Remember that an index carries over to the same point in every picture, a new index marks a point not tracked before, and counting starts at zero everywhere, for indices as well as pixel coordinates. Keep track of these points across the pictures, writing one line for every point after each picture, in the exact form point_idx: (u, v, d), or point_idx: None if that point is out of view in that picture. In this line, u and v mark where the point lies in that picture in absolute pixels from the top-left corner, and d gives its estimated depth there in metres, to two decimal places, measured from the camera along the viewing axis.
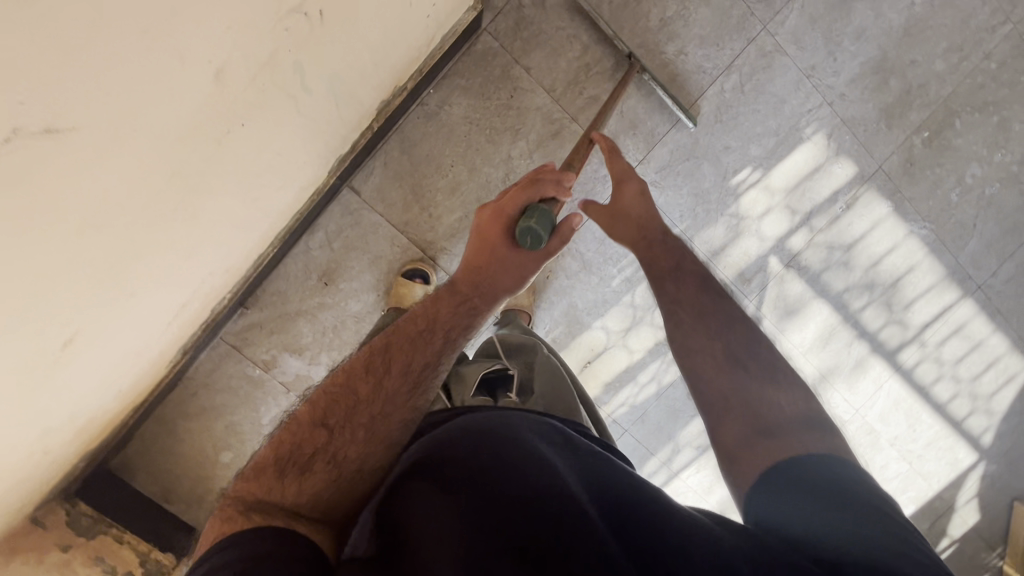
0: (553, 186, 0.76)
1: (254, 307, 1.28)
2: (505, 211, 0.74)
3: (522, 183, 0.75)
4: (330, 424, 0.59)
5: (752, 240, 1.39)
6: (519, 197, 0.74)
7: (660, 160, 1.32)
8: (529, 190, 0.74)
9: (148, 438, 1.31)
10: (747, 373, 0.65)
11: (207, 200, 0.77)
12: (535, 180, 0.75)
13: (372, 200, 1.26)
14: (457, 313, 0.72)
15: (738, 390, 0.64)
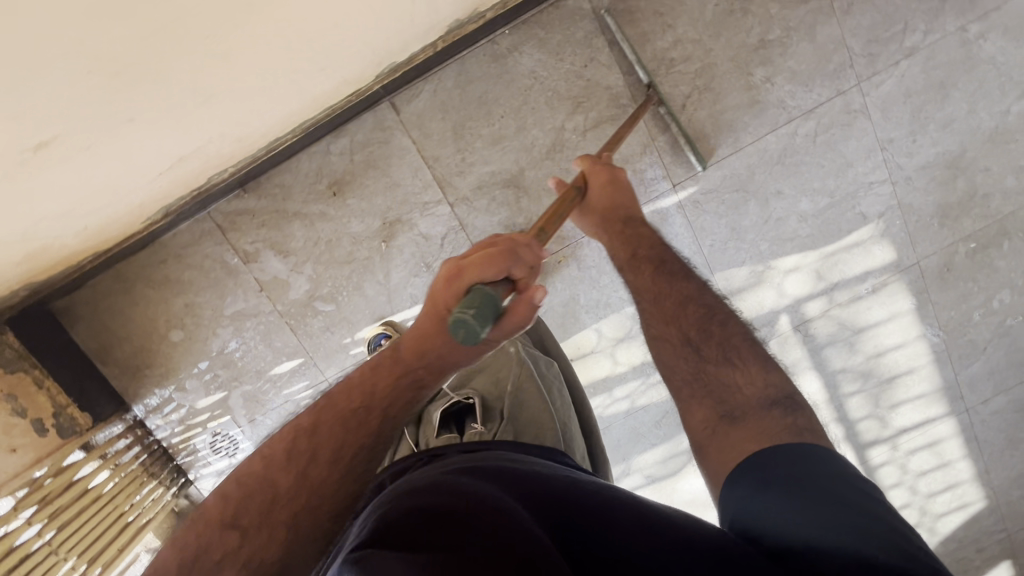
0: (525, 260, 0.58)
1: (253, 193, 1.19)
2: (461, 278, 0.56)
3: (493, 250, 0.57)
4: (244, 522, 0.55)
5: (771, 293, 1.34)
6: (479, 270, 0.55)
7: (710, 182, 1.25)
8: (493, 263, 0.56)
9: (101, 292, 1.22)
10: (738, 427, 0.58)
11: (245, 45, 0.70)
12: (506, 250, 0.57)
13: (409, 124, 1.18)
14: (400, 389, 0.61)
15: (724, 442, 0.58)
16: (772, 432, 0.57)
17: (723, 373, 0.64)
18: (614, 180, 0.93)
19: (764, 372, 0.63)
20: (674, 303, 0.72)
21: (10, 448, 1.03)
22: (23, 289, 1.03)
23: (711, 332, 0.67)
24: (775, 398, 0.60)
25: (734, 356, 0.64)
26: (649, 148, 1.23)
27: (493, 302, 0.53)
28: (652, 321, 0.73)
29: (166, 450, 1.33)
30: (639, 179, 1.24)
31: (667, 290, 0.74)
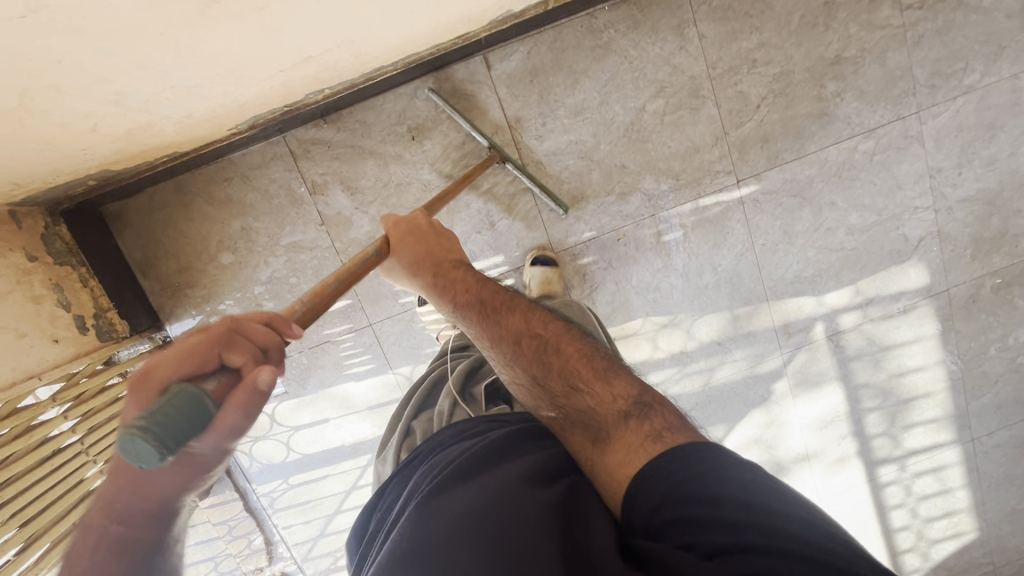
0: (252, 338, 0.38)
1: (332, 124, 1.19)
2: (148, 382, 0.34)
3: (200, 334, 0.36)
4: None
5: (811, 300, 1.39)
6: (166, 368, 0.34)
7: (770, 183, 1.31)
8: (193, 350, 0.35)
9: (157, 202, 1.19)
10: (609, 452, 0.57)
11: None
12: (218, 333, 0.37)
13: (498, 81, 1.20)
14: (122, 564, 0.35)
15: (602, 468, 0.58)
16: (637, 443, 0.55)
17: (589, 403, 0.60)
18: (418, 229, 0.78)
19: (609, 385, 0.62)
20: (511, 319, 0.69)
21: (53, 339, 0.97)
22: (92, 178, 0.99)
23: (551, 366, 0.64)
24: (626, 410, 0.58)
25: (577, 382, 0.62)
26: (720, 142, 1.27)
27: (204, 405, 0.33)
28: (501, 360, 0.68)
29: None
30: (706, 170, 1.28)
31: (507, 324, 0.69)
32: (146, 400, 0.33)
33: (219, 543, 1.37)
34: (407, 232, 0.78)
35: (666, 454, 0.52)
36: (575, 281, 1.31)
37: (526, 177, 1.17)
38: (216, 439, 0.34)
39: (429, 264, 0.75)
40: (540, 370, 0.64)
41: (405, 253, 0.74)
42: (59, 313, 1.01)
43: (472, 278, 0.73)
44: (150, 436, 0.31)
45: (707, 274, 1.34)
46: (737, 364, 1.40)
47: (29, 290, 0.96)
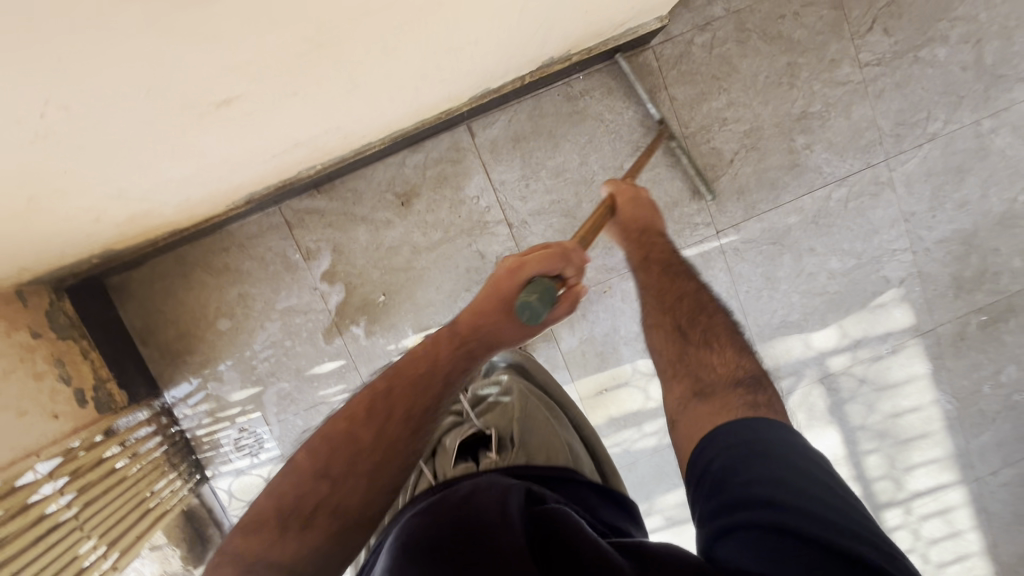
0: (575, 262, 0.65)
1: (325, 194, 1.25)
2: (522, 271, 0.63)
3: (553, 249, 0.64)
4: (326, 475, 0.58)
5: (799, 344, 1.41)
6: (535, 263, 0.63)
7: (749, 233, 1.35)
8: (550, 258, 0.63)
9: (158, 273, 1.24)
10: (704, 402, 0.63)
11: (417, 56, 0.73)
12: (562, 254, 0.64)
13: (482, 148, 1.26)
14: (456, 360, 0.66)
15: (692, 418, 0.63)
16: (734, 405, 0.61)
17: (718, 357, 0.68)
18: (642, 202, 0.95)
19: (738, 357, 0.68)
20: (674, 283, 0.80)
21: (52, 414, 1.00)
22: (95, 257, 1.04)
23: (698, 320, 0.73)
24: (739, 379, 0.64)
25: (714, 341, 0.70)
26: (697, 195, 1.32)
27: (550, 297, 0.60)
28: (651, 310, 0.78)
29: (189, 442, 1.30)
30: (685, 223, 1.33)
31: (665, 289, 0.80)
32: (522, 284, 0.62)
33: None
34: (629, 198, 0.95)
35: (748, 421, 0.58)
36: (563, 333, 1.35)
37: (692, 157, 1.25)
38: (554, 319, 0.65)
39: (635, 225, 0.93)
40: (684, 315, 0.74)
41: (619, 216, 0.93)
42: (61, 388, 1.04)
43: (664, 249, 0.87)
44: (534, 300, 0.59)
45: None
46: None
47: (31, 367, 1.00)
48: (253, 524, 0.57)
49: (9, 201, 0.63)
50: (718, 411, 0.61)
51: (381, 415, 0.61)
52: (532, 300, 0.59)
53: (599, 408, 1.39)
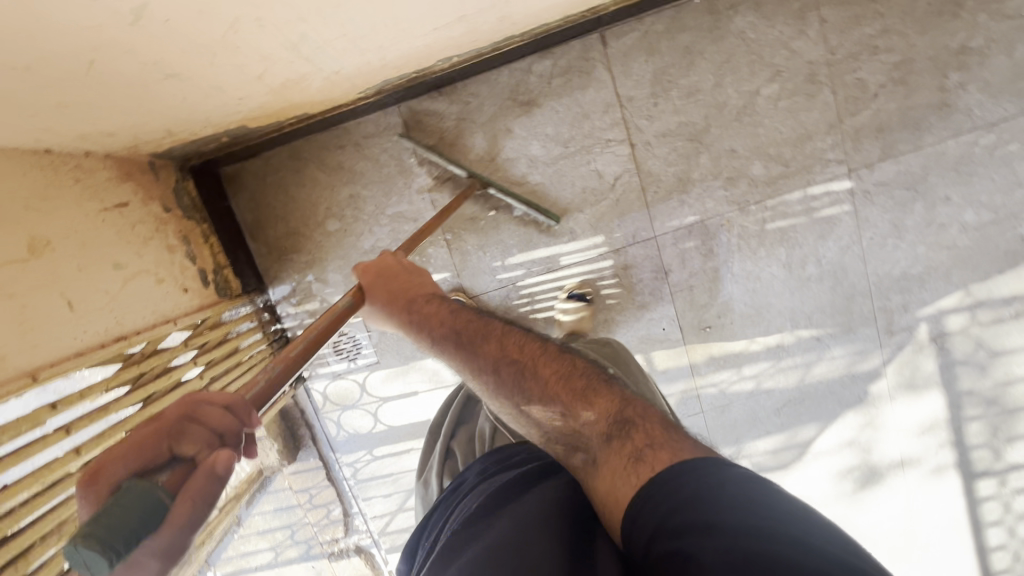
0: (197, 423, 0.36)
1: (445, 97, 1.20)
2: (98, 481, 0.33)
3: (152, 423, 0.35)
4: None
5: (917, 299, 1.34)
6: (113, 464, 0.33)
7: (883, 175, 1.27)
8: (135, 451, 0.33)
9: (271, 165, 1.21)
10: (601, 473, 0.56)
11: None
12: (166, 425, 0.35)
13: (613, 59, 1.19)
14: None
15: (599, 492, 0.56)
16: (619, 464, 0.54)
17: (564, 421, 0.60)
18: (391, 270, 0.77)
19: (612, 417, 0.58)
20: (473, 327, 0.70)
21: (183, 288, 0.99)
22: (226, 135, 1.02)
23: (528, 390, 0.63)
24: (611, 429, 0.57)
25: (559, 408, 0.60)
26: (834, 129, 1.24)
27: (155, 505, 0.31)
28: (496, 394, 0.66)
29: (289, 341, 1.30)
30: (816, 158, 1.25)
31: (481, 354, 0.67)
32: (93, 506, 0.31)
33: (299, 511, 1.40)
34: (376, 274, 0.76)
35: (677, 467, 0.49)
36: (672, 265, 1.29)
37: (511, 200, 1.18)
38: (158, 554, 0.31)
39: (400, 300, 0.74)
40: (503, 370, 0.65)
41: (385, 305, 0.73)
42: (187, 265, 1.02)
43: (444, 309, 0.71)
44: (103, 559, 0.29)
45: (809, 266, 1.31)
46: (837, 361, 1.36)
47: (164, 239, 0.98)
48: None
49: (212, 24, 0.59)
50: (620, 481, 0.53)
51: None
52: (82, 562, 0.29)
53: (700, 347, 1.34)
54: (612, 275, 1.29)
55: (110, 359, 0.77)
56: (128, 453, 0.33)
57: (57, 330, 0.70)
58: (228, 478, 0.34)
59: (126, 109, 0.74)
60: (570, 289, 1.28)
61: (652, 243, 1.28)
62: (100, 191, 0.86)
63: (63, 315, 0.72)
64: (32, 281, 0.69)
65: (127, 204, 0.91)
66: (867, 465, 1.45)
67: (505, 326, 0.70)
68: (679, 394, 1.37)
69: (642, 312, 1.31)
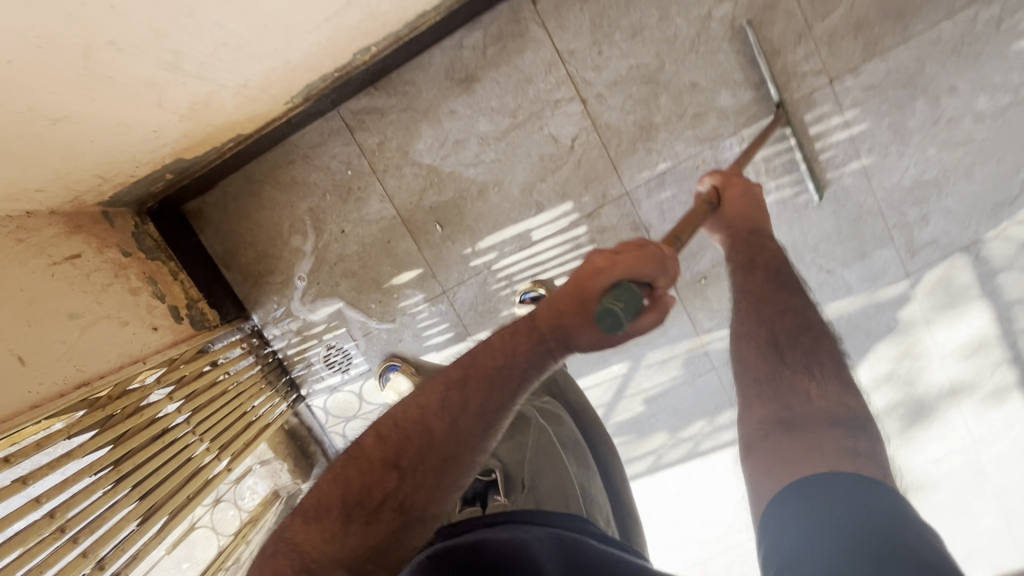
0: (670, 270, 0.55)
1: (382, 91, 1.16)
2: (609, 271, 0.53)
3: (646, 251, 0.54)
4: (398, 467, 0.51)
5: (937, 209, 1.19)
6: (624, 266, 0.53)
7: (871, 77, 1.13)
8: (645, 264, 0.54)
9: (229, 194, 1.22)
10: (792, 437, 0.52)
11: None
12: (654, 256, 0.54)
13: (546, 14, 1.12)
14: (455, 409, 0.52)
15: (773, 451, 0.53)
16: (828, 447, 0.50)
17: (798, 361, 0.57)
18: (753, 197, 0.87)
19: (842, 390, 0.54)
20: (761, 253, 0.72)
21: (152, 327, 1.01)
22: (168, 172, 1.04)
23: (787, 333, 0.60)
24: (836, 416, 0.52)
25: (815, 366, 0.56)
26: (804, 39, 1.12)
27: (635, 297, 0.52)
28: (745, 299, 0.66)
29: (282, 362, 1.32)
30: (790, 74, 1.14)
31: (759, 264, 0.70)
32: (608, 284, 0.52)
33: None
34: (738, 192, 0.88)
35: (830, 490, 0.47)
36: (651, 219, 1.21)
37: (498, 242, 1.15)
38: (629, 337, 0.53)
39: (741, 223, 0.84)
40: (772, 284, 0.66)
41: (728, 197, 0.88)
42: (155, 304, 1.05)
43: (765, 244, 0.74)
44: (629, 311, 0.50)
45: (803, 193, 1.19)
46: (854, 291, 1.24)
47: (126, 282, 1.00)
48: (309, 509, 0.50)
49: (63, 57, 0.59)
50: (801, 458, 0.50)
51: (444, 399, 0.53)
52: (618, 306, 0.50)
53: (699, 301, 1.25)
54: (589, 241, 1.22)
55: (71, 407, 0.79)
56: (635, 258, 0.53)
57: (10, 385, 0.73)
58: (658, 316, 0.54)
59: (35, 162, 0.75)
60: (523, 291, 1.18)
61: (625, 200, 1.21)
62: (48, 246, 0.88)
63: (15, 370, 0.74)
64: None
65: (80, 255, 0.94)
66: (912, 400, 1.31)
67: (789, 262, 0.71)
68: (685, 353, 1.28)
69: None
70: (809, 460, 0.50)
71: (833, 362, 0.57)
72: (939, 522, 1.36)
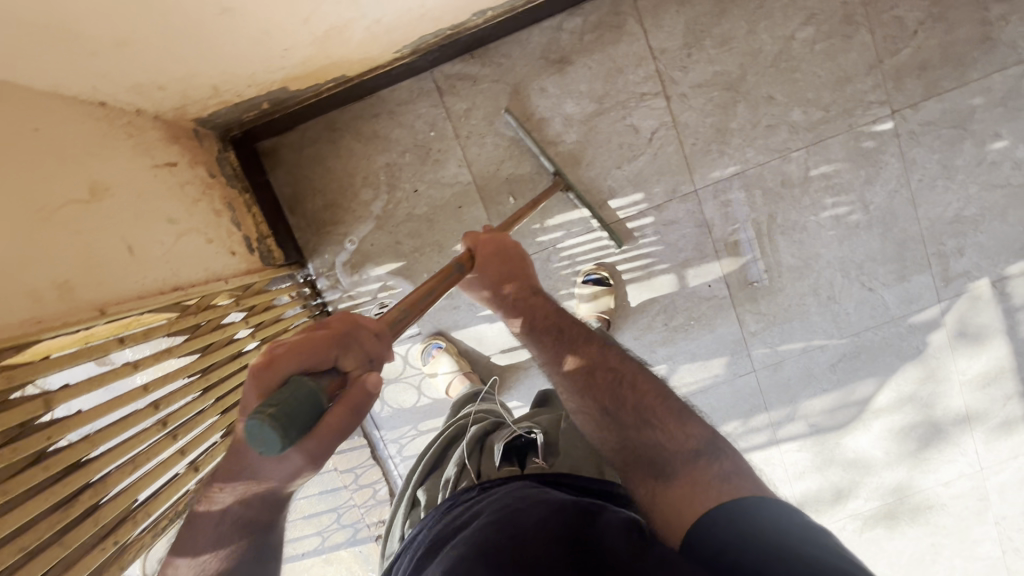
0: (356, 349, 0.45)
1: (477, 59, 1.20)
2: (276, 366, 0.40)
3: (319, 335, 0.43)
4: None
5: (973, 243, 1.29)
6: (287, 362, 0.40)
7: (927, 114, 1.23)
8: (313, 351, 0.42)
9: (307, 138, 1.22)
10: (672, 487, 0.61)
11: None
12: (327, 340, 0.43)
13: (644, 12, 1.19)
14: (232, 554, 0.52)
15: (665, 503, 0.61)
16: (702, 479, 0.59)
17: (632, 405, 0.70)
18: (506, 250, 0.84)
19: (681, 424, 0.67)
20: (556, 316, 0.81)
21: (231, 251, 0.99)
22: (266, 101, 1.03)
23: (624, 399, 0.70)
24: (697, 449, 0.63)
25: (651, 418, 0.68)
26: (874, 71, 1.21)
27: (316, 399, 0.39)
28: (551, 362, 0.78)
29: (330, 316, 1.30)
30: (858, 101, 1.23)
31: (581, 350, 0.77)
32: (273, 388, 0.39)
33: (344, 492, 1.39)
34: (492, 250, 0.84)
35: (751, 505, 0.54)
36: (716, 219, 1.27)
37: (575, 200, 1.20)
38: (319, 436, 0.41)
39: (501, 279, 0.84)
40: (574, 345, 0.78)
41: (478, 276, 0.83)
42: (233, 231, 1.02)
43: (551, 304, 0.82)
44: (283, 423, 0.35)
45: (856, 213, 1.27)
46: (890, 313, 1.32)
47: (211, 202, 0.98)
48: None
49: None
50: (691, 494, 0.59)
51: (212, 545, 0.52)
52: (270, 416, 0.35)
53: (749, 303, 1.31)
54: (654, 233, 1.27)
55: (169, 306, 0.76)
56: (302, 350, 0.41)
57: (120, 271, 0.70)
58: (355, 417, 0.43)
59: (177, 52, 0.75)
60: (588, 271, 1.27)
61: (692, 198, 1.26)
62: (151, 148, 0.86)
63: (124, 258, 0.72)
64: (94, 219, 0.69)
65: (176, 164, 0.92)
66: (930, 422, 1.39)
67: (576, 320, 0.82)
68: (729, 352, 1.33)
69: (686, 269, 1.29)
70: (701, 496, 0.58)
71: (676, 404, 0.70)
72: (942, 543, 1.43)
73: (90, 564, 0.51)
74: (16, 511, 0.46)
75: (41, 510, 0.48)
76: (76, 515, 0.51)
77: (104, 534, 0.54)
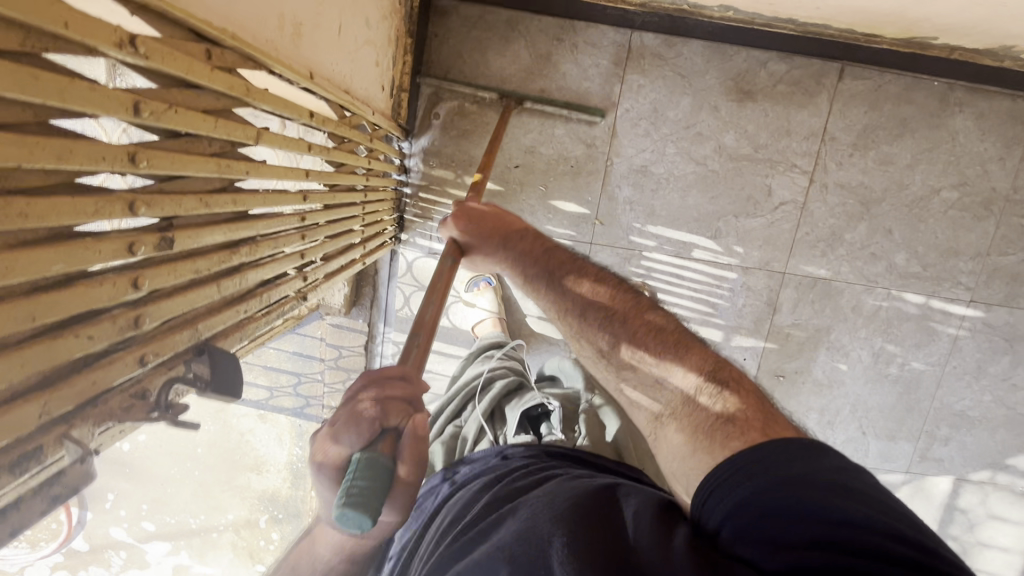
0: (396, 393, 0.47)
1: (677, 46, 1.17)
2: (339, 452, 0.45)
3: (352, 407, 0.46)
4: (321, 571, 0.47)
5: (959, 439, 1.40)
6: (344, 438, 0.45)
7: (994, 317, 1.32)
8: (357, 425, 0.45)
9: (483, 20, 1.14)
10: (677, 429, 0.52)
11: None
12: (368, 406, 0.46)
13: (838, 96, 1.20)
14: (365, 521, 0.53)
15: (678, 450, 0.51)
16: (705, 424, 0.50)
17: (624, 337, 0.59)
18: (488, 211, 0.76)
19: (676, 359, 0.55)
20: (545, 254, 0.69)
21: (382, 84, 0.92)
22: None
23: (624, 335, 0.59)
24: (695, 388, 0.52)
25: (644, 356, 0.57)
26: (978, 257, 1.29)
27: (377, 466, 0.43)
28: (553, 306, 0.66)
29: (403, 199, 1.24)
30: (951, 275, 1.30)
31: (580, 285, 0.64)
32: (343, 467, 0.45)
33: (317, 364, 1.37)
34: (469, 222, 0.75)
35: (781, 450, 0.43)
36: (784, 305, 1.31)
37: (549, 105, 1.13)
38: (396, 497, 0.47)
39: (499, 240, 0.73)
40: (569, 277, 0.65)
41: (476, 244, 0.73)
42: (389, 68, 0.94)
43: (541, 249, 0.70)
44: (355, 502, 0.41)
45: (893, 365, 1.35)
46: (866, 461, 1.41)
47: (390, 26, 0.90)
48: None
49: None
50: (693, 445, 0.50)
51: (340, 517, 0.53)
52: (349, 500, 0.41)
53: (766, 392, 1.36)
54: (728, 289, 1.30)
55: (336, 104, 0.69)
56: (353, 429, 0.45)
57: (327, 44, 0.63)
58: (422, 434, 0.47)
59: None
60: None
61: (778, 277, 1.29)
62: None
63: (334, 35, 0.65)
64: None
65: None
66: None
67: (563, 245, 0.70)
68: None
69: (735, 334, 1.32)
70: (703, 447, 0.49)
71: (661, 335, 0.57)
72: None
73: (224, 321, 0.45)
74: (206, 230, 0.40)
75: (215, 241, 0.42)
76: (232, 264, 0.46)
77: (235, 299, 0.48)
